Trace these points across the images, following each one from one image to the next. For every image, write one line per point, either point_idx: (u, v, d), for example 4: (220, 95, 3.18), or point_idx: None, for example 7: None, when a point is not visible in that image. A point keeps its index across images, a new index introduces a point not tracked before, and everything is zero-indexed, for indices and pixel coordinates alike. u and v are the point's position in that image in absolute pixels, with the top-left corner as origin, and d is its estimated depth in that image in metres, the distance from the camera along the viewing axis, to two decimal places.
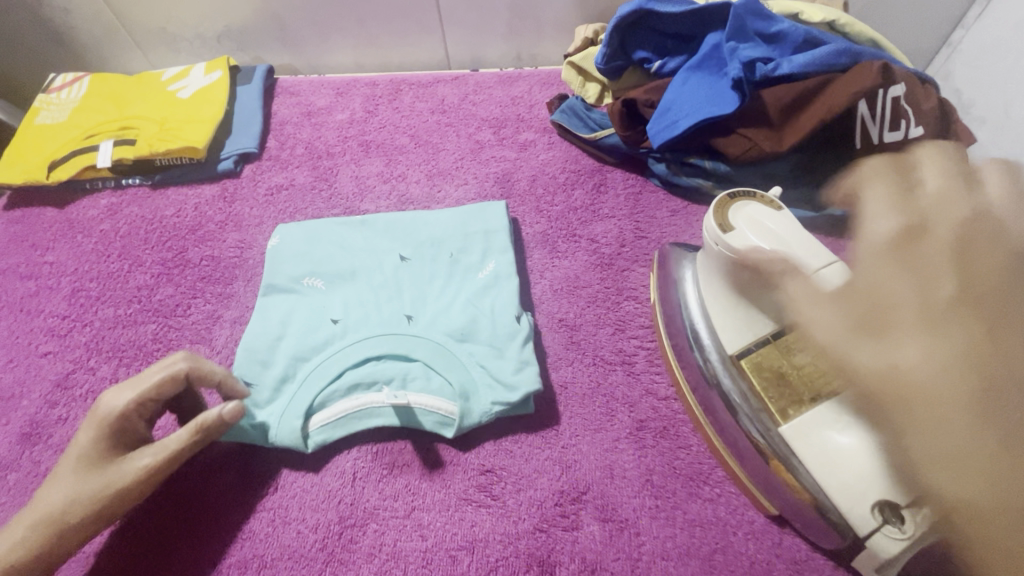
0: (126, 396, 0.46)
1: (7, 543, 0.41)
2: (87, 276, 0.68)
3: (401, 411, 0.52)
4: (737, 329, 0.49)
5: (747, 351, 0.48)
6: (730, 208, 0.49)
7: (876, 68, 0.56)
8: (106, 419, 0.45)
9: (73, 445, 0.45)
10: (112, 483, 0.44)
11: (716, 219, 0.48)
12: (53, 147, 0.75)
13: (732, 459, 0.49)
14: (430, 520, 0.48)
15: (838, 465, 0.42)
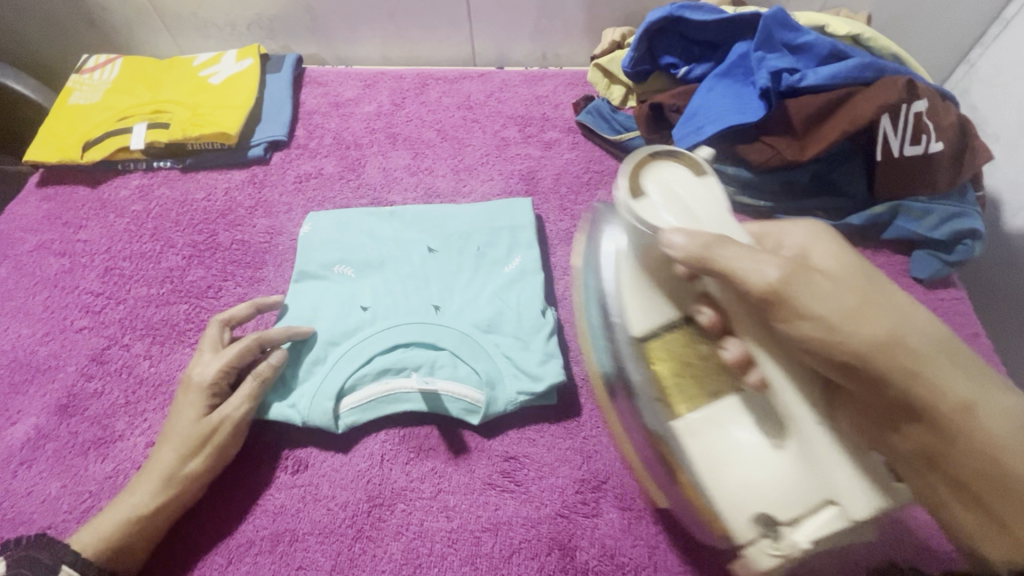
0: (213, 360, 0.52)
1: (134, 497, 0.47)
2: (120, 255, 0.69)
3: (428, 397, 0.54)
4: (646, 309, 0.43)
5: (654, 335, 0.43)
6: (642, 171, 0.44)
7: (901, 84, 0.58)
8: (196, 380, 0.51)
9: (174, 410, 0.51)
10: (206, 430, 0.49)
11: (626, 181, 0.44)
12: (88, 127, 0.77)
13: (629, 448, 0.49)
14: (456, 502, 0.50)
15: (732, 463, 0.40)
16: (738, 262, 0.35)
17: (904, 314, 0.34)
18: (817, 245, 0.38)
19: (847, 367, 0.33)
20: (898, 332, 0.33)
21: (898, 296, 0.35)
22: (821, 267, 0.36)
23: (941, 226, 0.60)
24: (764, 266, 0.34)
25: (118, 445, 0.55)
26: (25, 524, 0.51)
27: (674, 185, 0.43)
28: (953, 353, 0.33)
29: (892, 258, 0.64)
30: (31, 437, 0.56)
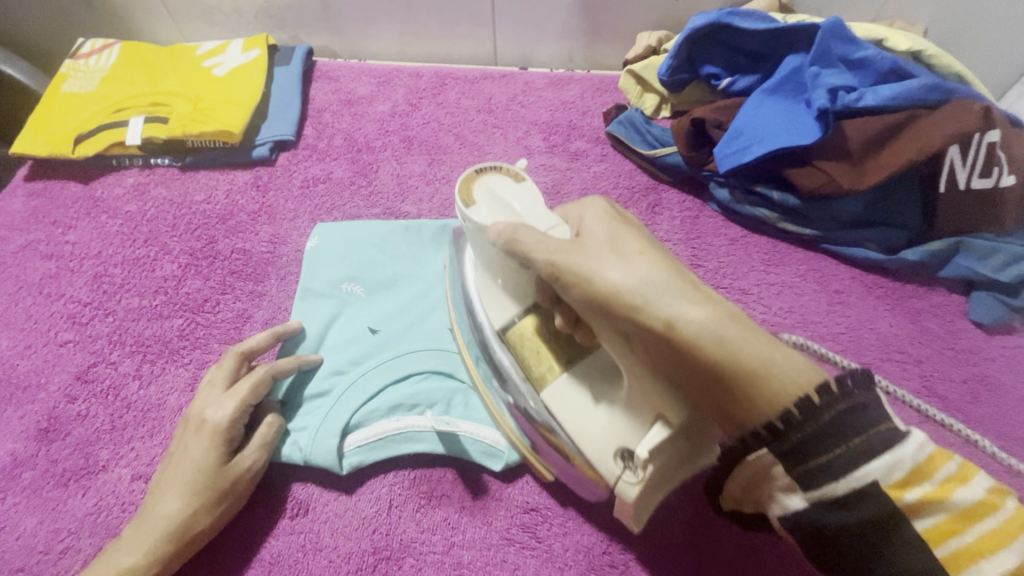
0: (228, 399, 0.46)
1: (136, 556, 0.42)
2: (110, 261, 0.64)
3: (445, 438, 0.49)
4: (502, 302, 0.45)
5: (511, 324, 0.44)
6: (473, 183, 0.44)
7: (976, 110, 0.53)
8: (210, 422, 0.45)
9: (178, 453, 0.45)
10: (221, 483, 0.44)
11: (459, 196, 0.44)
12: (80, 118, 0.71)
13: (512, 427, 0.48)
14: (470, 559, 0.45)
15: (580, 421, 0.40)
16: (525, 238, 0.39)
17: (624, 260, 0.37)
18: (595, 226, 0.40)
19: (590, 308, 0.37)
20: (630, 279, 0.36)
21: (633, 246, 0.39)
22: (586, 236, 0.40)
23: (1008, 268, 0.55)
24: (549, 243, 0.38)
25: (101, 476, 0.50)
26: None
27: (500, 190, 0.43)
28: (692, 292, 0.36)
29: (948, 297, 0.59)
30: (7, 464, 0.51)
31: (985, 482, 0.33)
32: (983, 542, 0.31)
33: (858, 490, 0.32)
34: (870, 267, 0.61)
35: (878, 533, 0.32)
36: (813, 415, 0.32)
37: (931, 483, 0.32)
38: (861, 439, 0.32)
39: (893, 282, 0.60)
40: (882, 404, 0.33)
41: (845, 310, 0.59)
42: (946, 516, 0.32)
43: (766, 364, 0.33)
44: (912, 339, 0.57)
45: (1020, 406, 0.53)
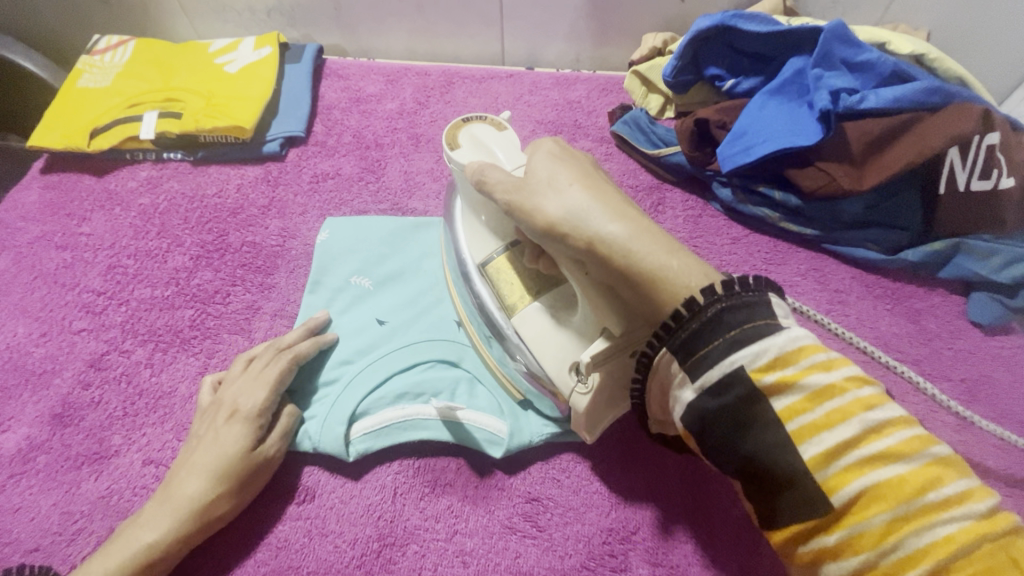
0: (258, 386, 0.48)
1: (155, 532, 0.43)
2: (124, 252, 0.66)
3: (449, 426, 0.50)
4: (482, 239, 0.49)
5: (489, 259, 0.48)
6: (460, 131, 0.48)
7: (975, 113, 0.54)
8: (244, 410, 0.47)
9: (207, 438, 0.46)
10: (248, 466, 0.46)
11: (447, 138, 0.48)
12: (96, 113, 0.73)
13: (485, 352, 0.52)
14: (473, 546, 0.46)
15: (544, 342, 0.45)
16: (489, 176, 0.42)
17: (556, 189, 0.39)
18: (538, 160, 0.42)
19: (534, 235, 0.40)
20: (563, 207, 0.38)
21: (567, 176, 0.40)
22: (530, 171, 0.41)
23: (1007, 269, 0.56)
24: (503, 181, 0.42)
25: (114, 461, 0.51)
26: (10, 545, 0.47)
27: (483, 136, 0.47)
28: (616, 214, 0.38)
29: (948, 298, 0.59)
30: (22, 448, 0.52)
31: (849, 370, 0.32)
32: (829, 420, 0.30)
33: (729, 376, 0.32)
34: (872, 268, 0.62)
35: (740, 414, 0.32)
36: (698, 310, 0.34)
37: (793, 368, 0.31)
38: (735, 331, 0.33)
39: (893, 283, 0.61)
40: (769, 303, 0.34)
41: (845, 309, 0.60)
42: (800, 397, 0.31)
43: (661, 270, 0.36)
44: (911, 339, 0.58)
45: (1018, 406, 0.54)
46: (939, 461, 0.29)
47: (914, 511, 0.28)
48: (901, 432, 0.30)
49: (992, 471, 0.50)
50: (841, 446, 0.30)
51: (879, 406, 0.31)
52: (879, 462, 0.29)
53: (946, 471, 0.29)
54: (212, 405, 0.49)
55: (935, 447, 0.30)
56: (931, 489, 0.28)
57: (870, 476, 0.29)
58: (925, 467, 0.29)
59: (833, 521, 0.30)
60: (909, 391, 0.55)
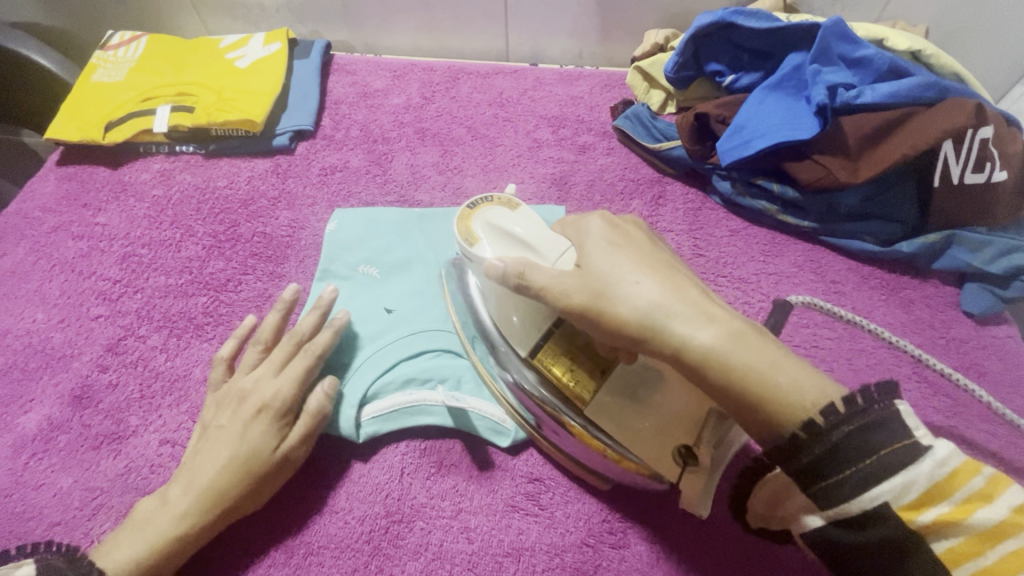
0: (285, 379, 0.49)
1: (179, 514, 0.44)
2: (138, 242, 0.68)
3: (455, 412, 0.52)
4: (524, 330, 0.47)
5: (537, 348, 0.47)
6: (471, 222, 0.47)
7: (970, 106, 0.55)
8: (272, 402, 0.48)
9: (234, 429, 0.47)
10: (280, 460, 0.47)
11: (461, 235, 0.46)
12: (111, 106, 0.75)
13: (472, 352, 0.53)
14: (477, 523, 0.48)
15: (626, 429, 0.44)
16: (534, 278, 0.41)
17: (627, 286, 0.38)
18: (594, 250, 0.40)
19: (615, 338, 0.39)
20: (647, 311, 0.37)
21: (635, 270, 0.39)
22: (591, 268, 0.40)
23: (998, 260, 0.57)
24: (565, 288, 0.39)
25: (131, 441, 0.53)
26: (34, 519, 0.49)
27: (497, 220, 0.46)
28: (700, 311, 0.37)
29: (941, 289, 0.61)
30: (43, 428, 0.54)
31: (1013, 498, 0.32)
32: (1007, 565, 0.30)
33: (868, 511, 0.33)
34: (867, 259, 0.63)
35: (892, 551, 0.33)
36: (820, 433, 0.34)
37: (949, 503, 0.32)
38: (873, 460, 0.32)
39: (889, 274, 0.62)
40: (901, 416, 0.33)
41: (841, 299, 0.61)
42: (965, 538, 0.31)
43: (770, 381, 0.35)
44: (905, 328, 0.59)
45: (1008, 394, 0.55)
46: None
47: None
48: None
49: (981, 455, 0.52)
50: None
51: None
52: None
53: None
54: (233, 397, 0.49)
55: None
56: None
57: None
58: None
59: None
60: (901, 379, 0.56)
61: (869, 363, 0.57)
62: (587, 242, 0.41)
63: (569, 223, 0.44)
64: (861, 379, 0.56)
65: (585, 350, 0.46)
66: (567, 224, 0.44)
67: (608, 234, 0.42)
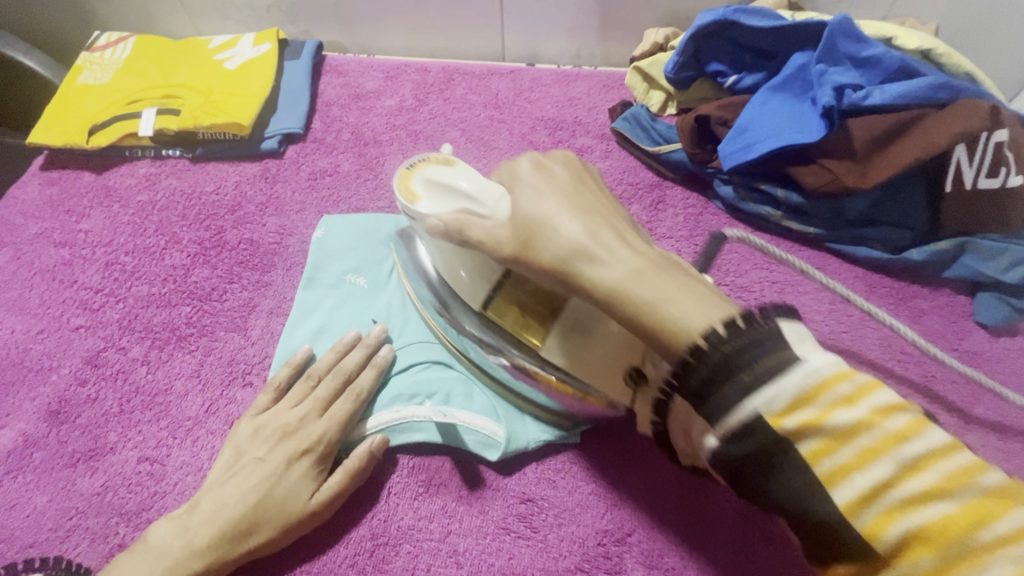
0: (326, 421, 0.48)
1: (194, 548, 0.43)
2: (122, 249, 0.66)
3: (444, 427, 0.50)
4: (473, 283, 0.46)
5: (488, 301, 0.46)
6: (410, 183, 0.47)
7: (983, 109, 0.53)
8: (313, 445, 0.47)
9: (270, 470, 0.46)
10: (320, 512, 0.46)
11: (401, 195, 0.47)
12: (95, 109, 0.73)
13: (431, 320, 0.54)
14: (466, 547, 0.46)
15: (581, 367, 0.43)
16: (470, 231, 0.40)
17: (544, 228, 0.36)
18: (519, 194, 0.38)
19: (537, 279, 0.37)
20: (558, 252, 0.35)
21: (554, 211, 0.36)
22: (513, 211, 0.38)
23: (1014, 268, 0.54)
24: (491, 236, 0.38)
25: (109, 458, 0.51)
26: (6, 540, 0.47)
27: (434, 176, 0.46)
28: (614, 251, 0.34)
29: (953, 298, 0.58)
30: (19, 444, 0.52)
31: (877, 399, 0.28)
32: (861, 460, 0.27)
33: (744, 424, 0.29)
34: (871, 266, 0.61)
35: (760, 460, 0.29)
36: (704, 356, 0.30)
37: (814, 407, 0.28)
38: (745, 373, 0.29)
39: (898, 283, 0.60)
40: (779, 334, 0.30)
41: (848, 309, 0.59)
42: (823, 439, 0.28)
43: (663, 316, 0.31)
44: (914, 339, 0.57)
45: None
46: (991, 494, 0.26)
47: (964, 551, 0.26)
48: (942, 465, 0.27)
49: None
50: (876, 488, 0.27)
51: (917, 437, 0.27)
52: (921, 501, 0.27)
53: (998, 502, 0.26)
54: (272, 432, 0.48)
55: (985, 477, 0.27)
56: (983, 527, 0.26)
57: (913, 517, 0.27)
58: (973, 503, 0.26)
59: (880, 565, 0.27)
60: (911, 394, 0.54)
61: (877, 377, 0.55)
62: (515, 186, 0.39)
63: (506, 169, 0.41)
64: None
65: (534, 298, 0.43)
66: (504, 170, 0.41)
67: (534, 177, 0.39)
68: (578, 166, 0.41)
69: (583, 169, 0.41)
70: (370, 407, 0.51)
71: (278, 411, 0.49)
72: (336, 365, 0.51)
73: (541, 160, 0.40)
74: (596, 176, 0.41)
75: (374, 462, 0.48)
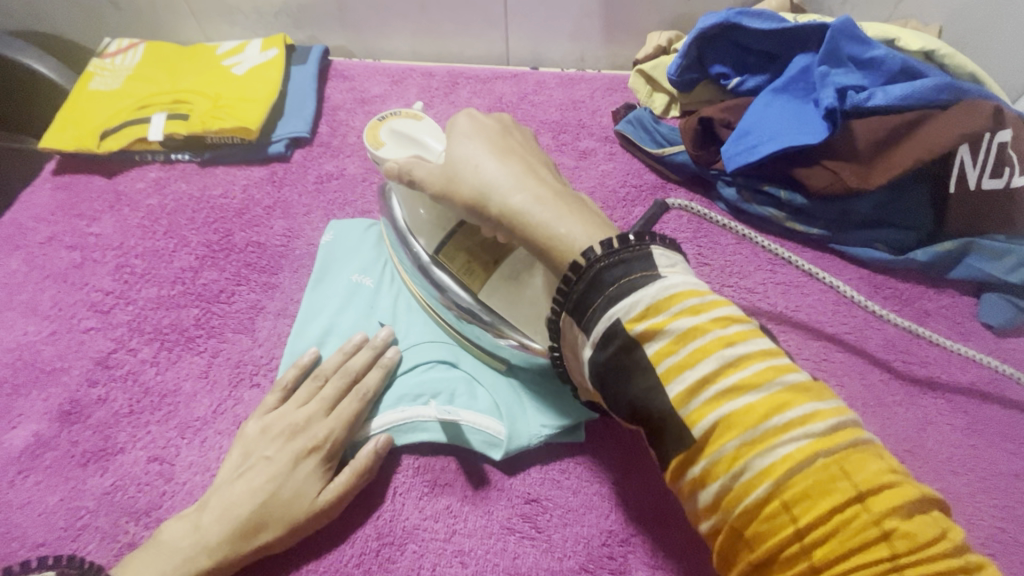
0: (332, 419, 0.49)
1: (205, 545, 0.43)
2: (132, 252, 0.67)
3: (448, 428, 0.50)
4: (430, 233, 0.50)
5: (440, 247, 0.50)
6: (379, 131, 0.50)
7: (987, 110, 0.53)
8: (317, 443, 0.48)
9: (276, 469, 0.46)
10: (324, 513, 0.46)
11: (368, 141, 0.49)
12: (105, 115, 0.74)
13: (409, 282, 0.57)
14: (471, 547, 0.46)
15: (513, 308, 0.49)
16: (417, 172, 0.45)
17: (471, 166, 0.41)
18: (455, 142, 0.44)
19: (465, 213, 0.43)
20: (479, 185, 0.41)
21: (481, 155, 0.42)
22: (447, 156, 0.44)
23: (1020, 269, 0.55)
24: (429, 177, 0.44)
25: (119, 458, 0.52)
26: (18, 539, 0.48)
27: (402, 130, 0.49)
28: (525, 184, 0.40)
29: (958, 299, 0.58)
30: (30, 445, 0.53)
31: (718, 312, 0.32)
32: (692, 359, 0.30)
33: (609, 330, 0.33)
34: (878, 268, 0.60)
35: (620, 365, 0.33)
36: (582, 271, 0.35)
37: (662, 314, 0.32)
38: (613, 286, 0.34)
39: (903, 283, 0.60)
40: (651, 256, 0.34)
41: (851, 310, 0.59)
42: (666, 341, 0.31)
43: (555, 233, 0.38)
44: (919, 340, 0.57)
45: None
46: (791, 388, 0.29)
47: (762, 434, 0.28)
48: (757, 364, 0.30)
49: (1003, 478, 0.49)
50: (700, 382, 0.30)
51: (742, 342, 0.30)
52: (734, 393, 0.29)
53: (798, 396, 0.29)
54: (280, 432, 0.48)
55: (790, 375, 0.30)
56: (779, 413, 0.28)
57: (725, 407, 0.29)
58: (774, 394, 0.29)
59: (696, 452, 0.30)
60: (916, 395, 0.54)
61: (882, 378, 0.55)
62: (452, 137, 0.44)
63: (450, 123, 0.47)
64: (875, 395, 0.54)
65: (481, 247, 0.49)
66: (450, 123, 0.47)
67: (470, 128, 0.44)
68: (509, 123, 0.47)
69: (512, 125, 0.47)
70: (376, 408, 0.52)
71: (284, 410, 0.50)
72: (343, 365, 0.52)
73: (478, 116, 0.46)
74: (523, 131, 0.48)
75: (379, 461, 0.49)
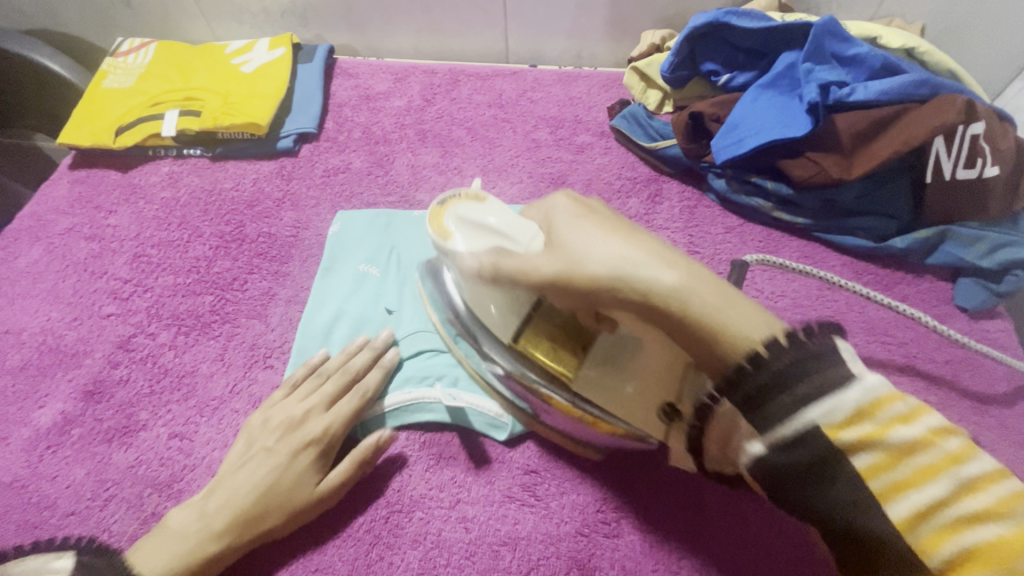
0: (330, 416, 0.51)
1: (223, 514, 0.46)
2: (148, 242, 0.70)
3: (452, 408, 0.54)
4: (505, 316, 0.47)
5: (518, 333, 0.47)
6: (445, 219, 0.47)
7: (959, 103, 0.55)
8: (315, 437, 0.50)
9: (277, 460, 0.49)
10: (323, 500, 0.48)
11: (435, 232, 0.46)
12: (120, 111, 0.77)
13: (456, 348, 0.55)
14: (475, 513, 0.49)
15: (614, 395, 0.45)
16: (505, 264, 0.40)
17: (591, 247, 0.36)
18: (559, 228, 0.39)
19: (586, 301, 0.37)
20: (613, 266, 0.35)
21: (598, 237, 0.37)
22: (554, 242, 0.39)
23: (991, 254, 0.58)
24: (532, 262, 0.38)
25: (141, 434, 0.55)
26: (49, 509, 0.51)
27: (468, 215, 0.46)
28: (663, 260, 0.34)
29: (935, 284, 0.62)
30: (57, 422, 0.56)
31: (933, 420, 0.30)
32: (917, 477, 0.29)
33: (802, 432, 0.31)
34: (862, 254, 0.64)
35: (811, 472, 0.31)
36: (764, 365, 0.32)
37: (872, 423, 0.30)
38: (805, 384, 0.31)
39: (883, 270, 0.63)
40: (838, 349, 0.31)
41: (835, 295, 0.62)
42: (882, 454, 0.29)
43: (721, 318, 0.32)
44: (896, 323, 0.60)
45: (999, 385, 0.56)
46: None
47: None
48: (996, 488, 0.28)
49: None
50: (932, 505, 0.29)
51: (972, 459, 0.29)
52: (973, 521, 0.28)
53: None
54: (279, 424, 0.51)
55: None
56: None
57: (966, 536, 0.28)
58: None
59: None
60: (892, 373, 0.57)
61: (863, 358, 0.58)
62: (551, 223, 0.40)
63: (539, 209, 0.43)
64: None
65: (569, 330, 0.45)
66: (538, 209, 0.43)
67: (571, 211, 0.40)
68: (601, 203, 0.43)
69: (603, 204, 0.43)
70: (375, 404, 0.54)
71: (285, 404, 0.52)
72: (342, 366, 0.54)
73: (573, 200, 0.42)
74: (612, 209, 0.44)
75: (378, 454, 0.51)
